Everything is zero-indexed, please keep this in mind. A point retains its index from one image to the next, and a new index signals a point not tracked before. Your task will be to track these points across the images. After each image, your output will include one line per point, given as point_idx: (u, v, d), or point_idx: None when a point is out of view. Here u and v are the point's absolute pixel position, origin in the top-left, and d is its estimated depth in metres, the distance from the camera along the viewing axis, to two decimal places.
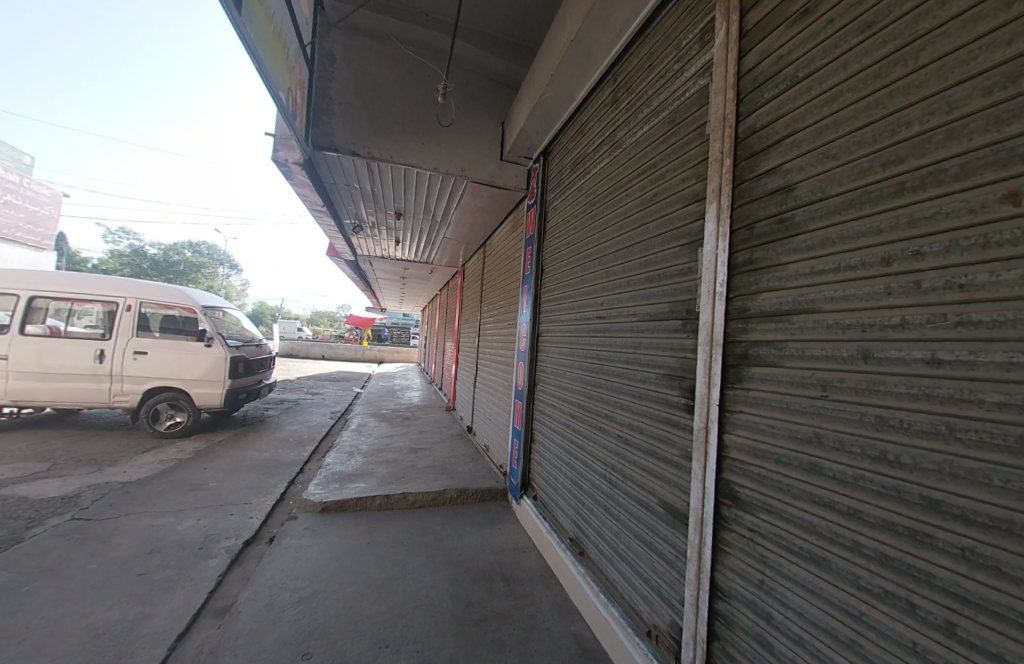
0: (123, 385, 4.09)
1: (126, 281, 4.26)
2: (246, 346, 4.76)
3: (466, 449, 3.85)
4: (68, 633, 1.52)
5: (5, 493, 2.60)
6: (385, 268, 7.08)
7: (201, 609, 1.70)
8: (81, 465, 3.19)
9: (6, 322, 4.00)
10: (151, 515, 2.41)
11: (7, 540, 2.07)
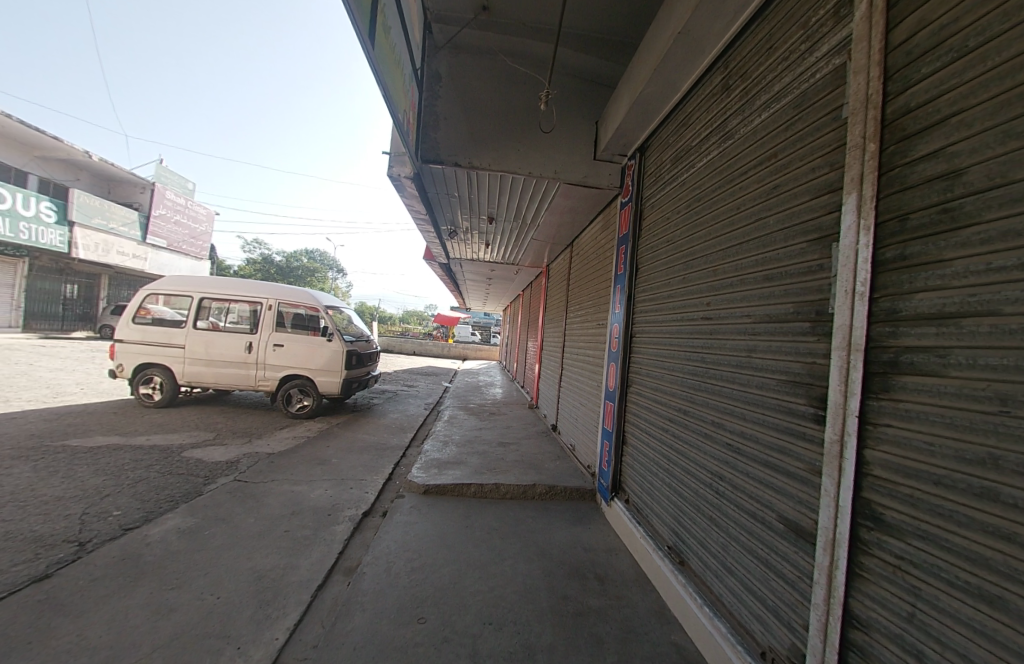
0: (266, 372, 4.83)
1: (267, 283, 5.00)
2: (357, 341, 5.33)
3: (553, 447, 3.90)
4: (238, 573, 1.86)
5: (187, 454, 3.25)
6: (472, 269, 7.42)
7: (334, 566, 1.96)
8: (235, 436, 3.85)
9: (182, 318, 4.88)
10: (291, 482, 2.82)
11: (191, 493, 2.58)
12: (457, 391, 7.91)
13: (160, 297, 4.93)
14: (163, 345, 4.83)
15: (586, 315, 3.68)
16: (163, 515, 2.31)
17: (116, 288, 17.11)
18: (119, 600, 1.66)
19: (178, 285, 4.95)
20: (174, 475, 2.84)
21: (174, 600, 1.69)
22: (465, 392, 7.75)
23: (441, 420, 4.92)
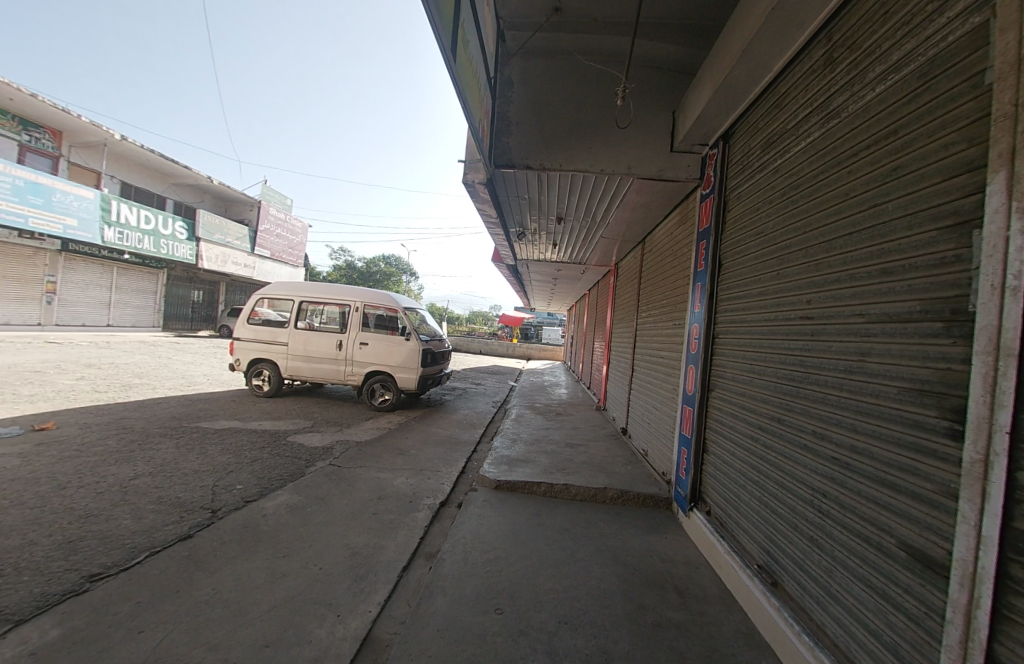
0: (353, 368, 5.32)
1: (354, 287, 5.50)
2: (432, 340, 5.67)
3: (623, 452, 3.80)
4: (336, 548, 2.08)
5: (291, 439, 3.70)
6: (538, 269, 7.47)
7: (416, 550, 2.11)
8: (329, 425, 4.30)
9: (285, 319, 5.53)
10: (378, 469, 3.09)
11: (295, 474, 2.93)
12: (522, 390, 8.02)
13: (266, 301, 5.65)
14: (270, 342, 5.53)
15: (661, 314, 3.54)
16: (275, 491, 2.66)
17: (228, 294, 19.92)
18: (245, 562, 1.95)
19: (281, 291, 5.63)
20: (283, 457, 3.25)
21: (286, 566, 1.93)
22: (530, 392, 7.82)
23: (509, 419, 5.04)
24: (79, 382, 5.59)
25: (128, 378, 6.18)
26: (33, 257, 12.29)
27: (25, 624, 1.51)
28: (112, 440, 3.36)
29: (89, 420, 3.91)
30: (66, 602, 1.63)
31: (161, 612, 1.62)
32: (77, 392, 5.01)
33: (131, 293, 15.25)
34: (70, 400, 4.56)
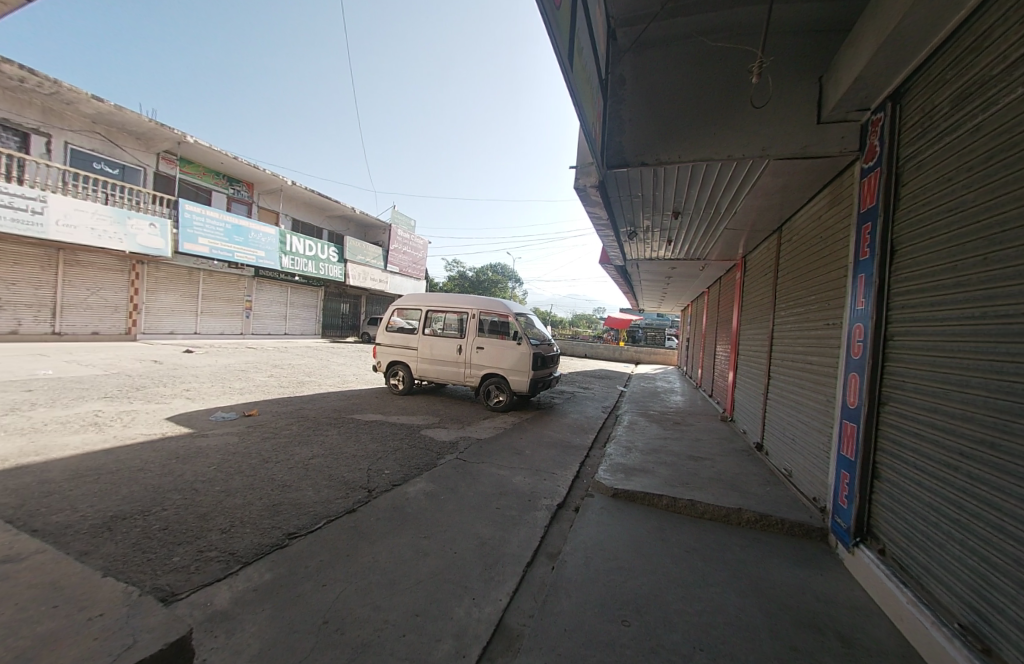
0: (471, 370, 5.79)
1: (471, 296, 6.00)
2: (541, 344, 5.85)
3: (758, 471, 3.38)
4: (467, 535, 2.29)
5: (423, 432, 4.20)
6: (649, 268, 7.14)
7: (539, 548, 2.21)
8: (452, 422, 4.75)
9: (414, 326, 6.30)
10: (498, 466, 3.30)
11: (429, 464, 3.31)
12: (632, 397, 7.70)
13: (398, 311, 6.52)
14: (401, 347, 6.36)
15: (809, 311, 3.05)
16: (414, 478, 3.05)
17: (369, 305, 23.42)
18: (395, 537, 2.27)
19: (410, 301, 6.44)
20: (418, 448, 3.71)
21: (427, 545, 2.20)
22: (641, 399, 7.46)
23: (622, 426, 4.91)
24: (271, 379, 7.22)
25: (301, 376, 7.75)
26: (237, 281, 16.17)
27: (249, 566, 2.00)
28: (294, 426, 4.25)
29: (278, 409, 5.01)
30: (274, 552, 2.12)
31: (337, 571, 1.99)
32: (270, 386, 6.47)
33: (300, 306, 19.03)
34: (266, 393, 5.92)
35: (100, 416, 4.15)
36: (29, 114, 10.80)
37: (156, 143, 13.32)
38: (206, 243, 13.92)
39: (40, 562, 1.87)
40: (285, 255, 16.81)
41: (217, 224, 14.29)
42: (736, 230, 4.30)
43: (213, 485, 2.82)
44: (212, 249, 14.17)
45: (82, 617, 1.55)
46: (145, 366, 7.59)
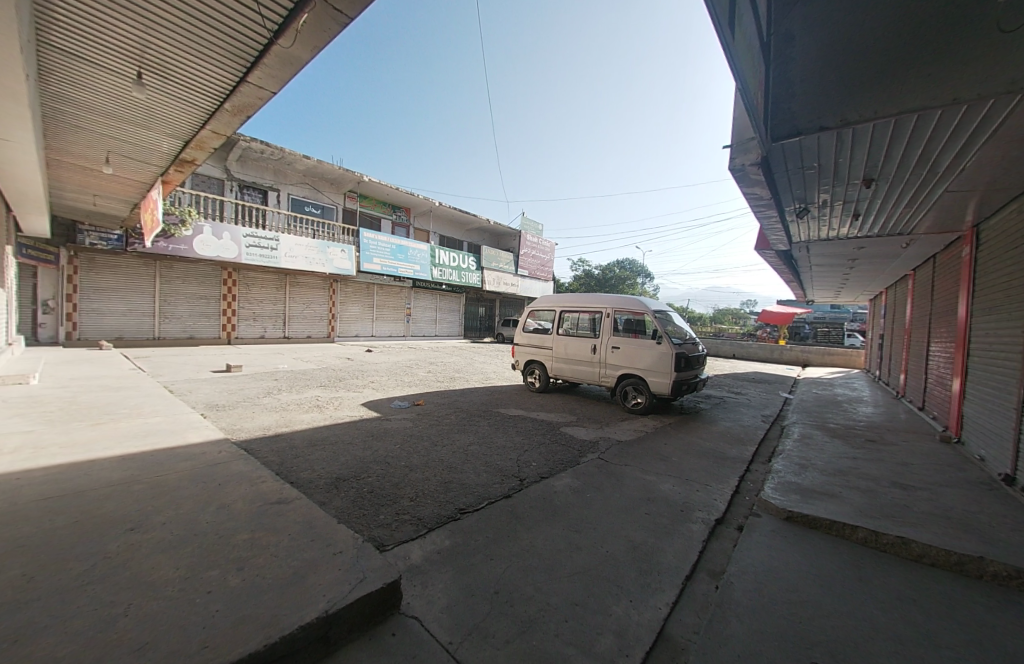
0: (607, 370, 5.80)
1: (606, 296, 6.09)
2: (685, 343, 5.52)
3: (1017, 514, 2.50)
4: (617, 536, 2.33)
5: (564, 429, 4.41)
6: (824, 251, 6.04)
7: (698, 564, 2.11)
8: (589, 421, 4.86)
9: (549, 326, 6.66)
10: (642, 470, 3.27)
11: (572, 460, 3.46)
12: (798, 407, 6.55)
13: (533, 314, 7.03)
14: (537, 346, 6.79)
15: None
16: (560, 472, 3.21)
17: (501, 307, 25.23)
18: (548, 526, 2.44)
19: (543, 304, 6.90)
20: (561, 444, 3.88)
21: (579, 539, 2.30)
22: (813, 410, 6.28)
23: (793, 443, 4.27)
24: (428, 375, 8.44)
25: (451, 373, 8.86)
26: (397, 291, 19.22)
27: (432, 532, 2.40)
28: (453, 416, 4.92)
29: (437, 401, 5.83)
30: (450, 522, 2.51)
31: (500, 549, 2.25)
32: (429, 381, 7.57)
33: (445, 311, 21.62)
34: (427, 387, 6.95)
35: (321, 400, 5.49)
36: (269, 176, 14.90)
37: (342, 185, 16.79)
38: (379, 262, 16.85)
39: (301, 506, 2.61)
40: (436, 266, 19.21)
41: (386, 245, 17.10)
42: (964, 191, 3.28)
43: (401, 460, 3.47)
44: (383, 267, 17.00)
45: (329, 551, 2.13)
46: (342, 363, 9.72)
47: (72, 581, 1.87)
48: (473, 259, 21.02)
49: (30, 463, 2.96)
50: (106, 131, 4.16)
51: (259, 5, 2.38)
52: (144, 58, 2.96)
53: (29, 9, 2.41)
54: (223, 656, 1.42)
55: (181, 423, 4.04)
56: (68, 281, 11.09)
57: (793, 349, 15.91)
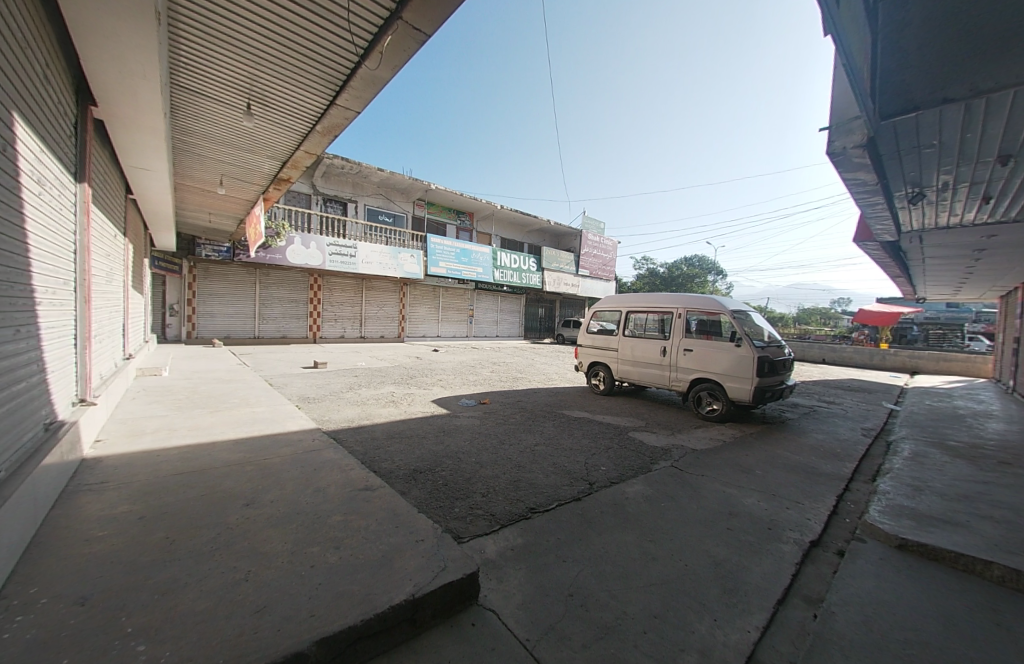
0: (678, 373, 5.99)
1: (677, 297, 6.30)
2: (767, 345, 5.50)
3: None
4: (697, 551, 2.29)
5: (635, 435, 4.47)
6: (942, 240, 5.27)
7: (791, 588, 1.99)
8: (661, 428, 4.88)
9: (618, 328, 7.04)
10: (721, 482, 3.25)
11: (645, 466, 3.52)
12: (903, 422, 5.75)
13: (597, 316, 7.48)
14: (606, 348, 7.14)
15: None
16: (630, 478, 3.24)
17: (561, 308, 25.16)
18: (622, 533, 2.47)
19: (612, 305, 7.26)
20: (632, 450, 3.95)
21: (654, 550, 2.29)
22: (926, 426, 5.47)
23: (901, 463, 3.79)
24: (491, 374, 8.71)
25: (514, 374, 9.06)
26: (460, 293, 19.98)
27: (505, 529, 2.50)
28: (517, 415, 5.07)
29: (502, 400, 5.99)
30: (522, 520, 2.61)
31: (572, 552, 2.28)
32: (492, 381, 7.81)
33: (506, 312, 22.06)
34: (491, 386, 7.17)
35: (396, 396, 5.89)
36: (348, 189, 16.22)
37: (411, 193, 17.80)
38: (444, 264, 17.57)
39: (385, 493, 2.83)
40: (497, 268, 19.51)
41: (450, 249, 17.77)
42: None
43: (471, 456, 3.63)
44: (448, 270, 17.67)
45: (412, 538, 2.29)
46: (411, 361, 10.34)
47: (204, 548, 2.19)
48: (533, 260, 21.12)
49: (168, 442, 3.52)
50: (219, 157, 4.78)
51: (352, 30, 2.59)
52: (252, 88, 3.34)
53: (166, 49, 2.83)
54: (327, 628, 1.59)
55: (281, 413, 4.55)
56: (188, 288, 12.88)
57: (894, 355, 14.10)
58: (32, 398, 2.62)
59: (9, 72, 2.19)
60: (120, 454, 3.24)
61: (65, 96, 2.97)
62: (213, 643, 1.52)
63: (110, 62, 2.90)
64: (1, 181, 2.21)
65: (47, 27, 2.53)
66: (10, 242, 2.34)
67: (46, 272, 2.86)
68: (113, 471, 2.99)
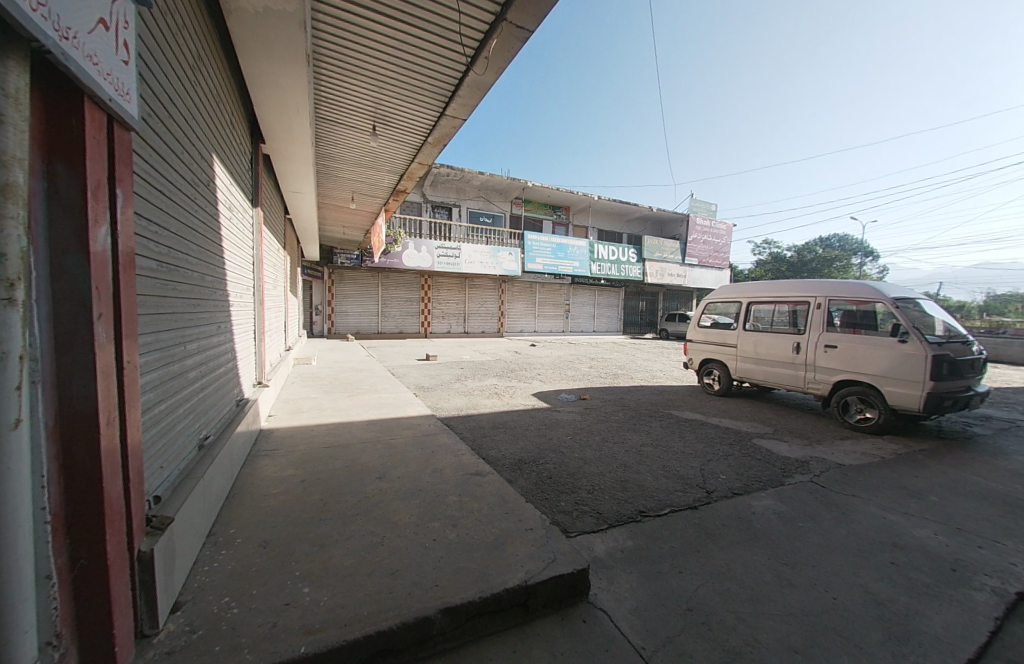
0: (816, 374, 5.34)
1: (816, 285, 5.57)
2: (947, 342, 4.56)
3: None
4: (850, 584, 2.03)
5: (761, 442, 4.11)
6: None
7: (989, 648, 1.66)
8: (793, 436, 4.40)
9: (735, 321, 6.48)
10: (878, 506, 2.87)
11: (777, 479, 3.25)
12: None
13: (709, 308, 6.98)
14: (723, 344, 6.61)
15: None
16: (757, 491, 3.04)
17: (663, 301, 23.63)
18: (749, 550, 2.32)
19: (728, 296, 6.65)
20: (757, 460, 3.63)
21: (792, 576, 2.09)
22: None
23: None
24: (590, 369, 8.63)
25: (613, 370, 8.83)
26: (556, 288, 20.13)
27: (612, 529, 2.49)
28: (622, 413, 4.97)
29: (602, 397, 5.89)
30: (631, 522, 2.58)
31: (690, 564, 2.18)
32: (591, 376, 7.73)
33: (601, 306, 21.60)
34: (590, 382, 7.09)
35: (498, 388, 6.20)
36: (452, 195, 17.52)
37: (508, 193, 18.42)
38: (541, 260, 17.82)
39: (494, 479, 3.01)
40: (595, 262, 19.08)
41: (548, 244, 17.94)
42: None
43: (574, 451, 3.67)
44: (546, 266, 17.87)
45: (522, 525, 2.40)
46: (511, 355, 10.78)
47: (348, 512, 2.59)
48: (632, 251, 20.12)
49: (320, 420, 4.26)
50: (352, 176, 5.55)
51: (462, 37, 2.71)
52: (377, 110, 3.78)
53: (314, 83, 3.35)
54: (450, 599, 1.76)
55: (403, 399, 5.15)
56: (327, 291, 15.26)
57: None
58: (227, 378, 3.37)
59: (207, 121, 2.81)
60: (286, 427, 4.02)
61: (244, 138, 3.73)
62: (361, 596, 1.80)
63: (272, 101, 3.55)
64: (204, 207, 2.86)
65: (231, 82, 3.19)
66: (212, 256, 3.04)
67: (235, 279, 3.65)
68: (282, 440, 3.73)
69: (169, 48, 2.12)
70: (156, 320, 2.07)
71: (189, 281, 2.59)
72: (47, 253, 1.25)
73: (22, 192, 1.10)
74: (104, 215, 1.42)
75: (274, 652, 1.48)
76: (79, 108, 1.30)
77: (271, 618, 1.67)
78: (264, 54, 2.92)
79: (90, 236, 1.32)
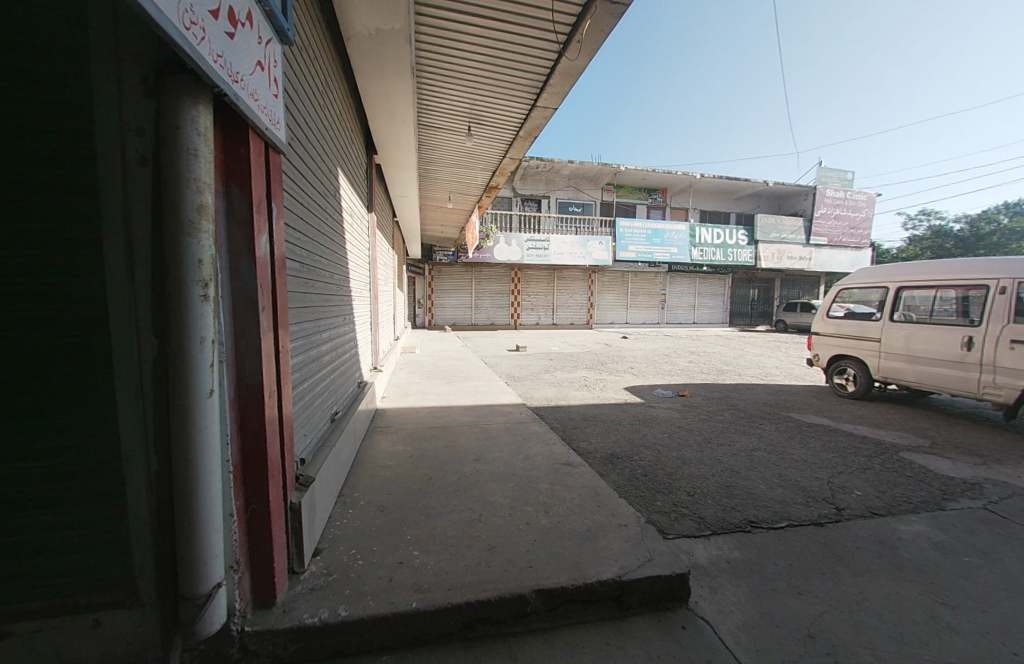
0: (997, 376, 4.25)
1: (1002, 264, 4.42)
2: None
3: None
4: None
5: (911, 457, 3.42)
6: None
7: None
8: (959, 452, 3.56)
9: (877, 310, 5.42)
10: None
11: (933, 503, 2.68)
12: None
13: (841, 295, 5.95)
14: (859, 339, 5.58)
15: None
16: (905, 514, 2.55)
17: (778, 288, 20.71)
18: (890, 581, 1.97)
19: (869, 280, 5.59)
20: (906, 478, 3.03)
21: (951, 618, 1.73)
22: None
23: None
24: (690, 365, 8.02)
25: (715, 365, 8.09)
26: (650, 278, 18.97)
27: (716, 536, 2.33)
28: (727, 413, 4.56)
29: (704, 395, 5.45)
30: (738, 532, 2.37)
31: (811, 586, 1.93)
32: (690, 371, 7.21)
33: (699, 295, 19.80)
34: (689, 377, 6.60)
35: (589, 380, 6.14)
36: (541, 187, 17.69)
37: (598, 180, 17.86)
38: (632, 248, 17.02)
39: (586, 471, 3.01)
40: (695, 247, 17.53)
41: (642, 230, 17.02)
42: None
43: (671, 450, 3.49)
44: (639, 253, 17.03)
45: (616, 521, 2.37)
46: (600, 348, 10.58)
47: (449, 488, 2.83)
48: (738, 233, 18.03)
49: (422, 403, 4.71)
50: (449, 177, 5.92)
51: (554, 24, 2.67)
52: (472, 110, 3.95)
53: (417, 93, 3.63)
54: (544, 581, 1.82)
55: (495, 387, 5.42)
56: (428, 286, 16.65)
57: None
58: (350, 364, 3.92)
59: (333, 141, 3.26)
60: (396, 408, 4.53)
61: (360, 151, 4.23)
62: (463, 566, 1.97)
63: (381, 115, 3.94)
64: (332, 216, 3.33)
65: (351, 104, 3.64)
66: (339, 257, 3.53)
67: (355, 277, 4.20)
68: (392, 419, 4.21)
69: (305, 81, 2.49)
70: (300, 313, 2.48)
71: (322, 280, 3.05)
72: (228, 260, 1.59)
73: (212, 212, 1.40)
74: (264, 227, 1.74)
75: (391, 602, 1.71)
76: (244, 139, 1.59)
77: (388, 573, 1.93)
78: (374, 72, 3.25)
79: (255, 245, 1.63)
